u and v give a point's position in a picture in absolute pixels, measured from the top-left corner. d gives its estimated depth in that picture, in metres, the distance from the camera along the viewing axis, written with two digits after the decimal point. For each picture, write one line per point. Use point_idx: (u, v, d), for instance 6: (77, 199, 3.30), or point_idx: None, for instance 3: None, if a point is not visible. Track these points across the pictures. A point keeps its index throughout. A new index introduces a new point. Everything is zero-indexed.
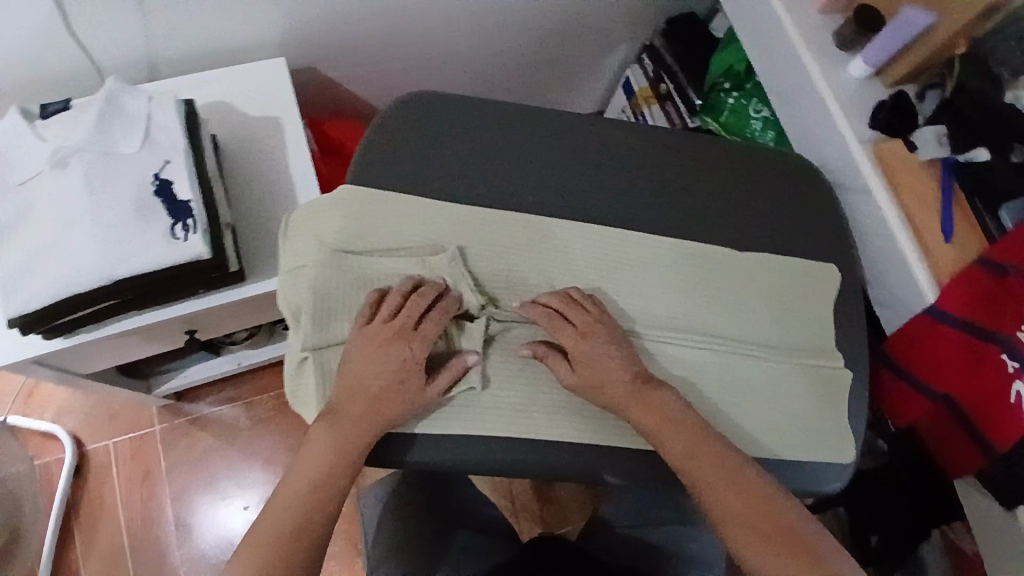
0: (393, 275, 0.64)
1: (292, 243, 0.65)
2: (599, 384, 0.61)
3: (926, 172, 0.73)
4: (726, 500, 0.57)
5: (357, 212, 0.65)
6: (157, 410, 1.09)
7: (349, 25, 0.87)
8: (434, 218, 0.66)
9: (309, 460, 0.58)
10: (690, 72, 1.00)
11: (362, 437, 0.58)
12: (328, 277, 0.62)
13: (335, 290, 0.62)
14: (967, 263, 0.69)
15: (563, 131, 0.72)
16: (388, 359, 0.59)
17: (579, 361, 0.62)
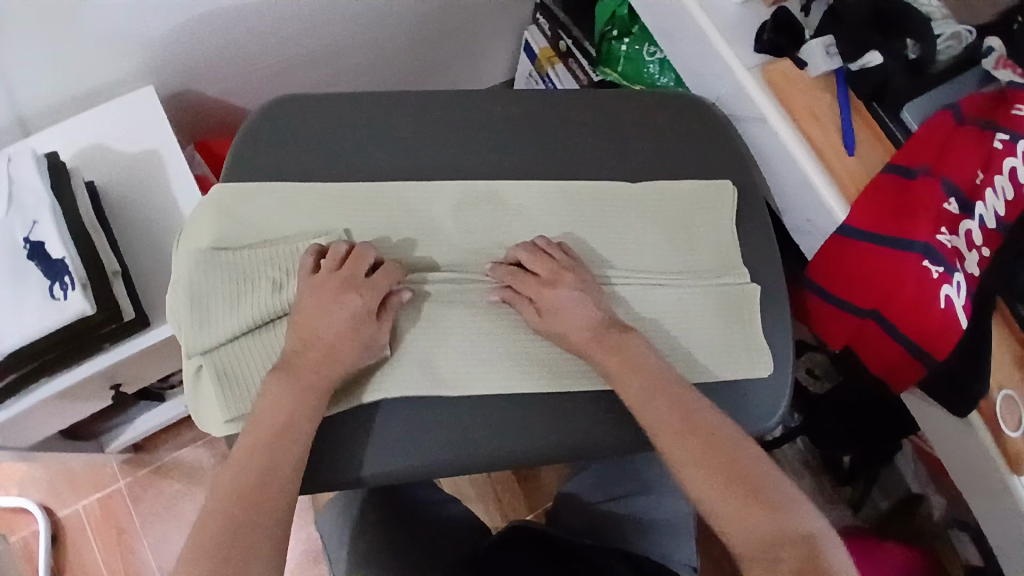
0: (282, 260, 0.62)
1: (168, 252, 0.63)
2: (568, 327, 0.61)
3: (820, 89, 0.70)
4: (658, 428, 0.55)
5: (227, 212, 0.63)
6: (119, 466, 1.07)
7: (214, 38, 0.83)
8: (313, 208, 0.64)
9: (266, 424, 0.54)
10: (583, 25, 0.97)
11: (318, 392, 0.56)
12: (197, 274, 0.60)
13: (208, 288, 0.60)
14: (873, 175, 0.68)
15: (439, 121, 0.69)
16: (340, 307, 0.58)
17: (548, 302, 0.61)
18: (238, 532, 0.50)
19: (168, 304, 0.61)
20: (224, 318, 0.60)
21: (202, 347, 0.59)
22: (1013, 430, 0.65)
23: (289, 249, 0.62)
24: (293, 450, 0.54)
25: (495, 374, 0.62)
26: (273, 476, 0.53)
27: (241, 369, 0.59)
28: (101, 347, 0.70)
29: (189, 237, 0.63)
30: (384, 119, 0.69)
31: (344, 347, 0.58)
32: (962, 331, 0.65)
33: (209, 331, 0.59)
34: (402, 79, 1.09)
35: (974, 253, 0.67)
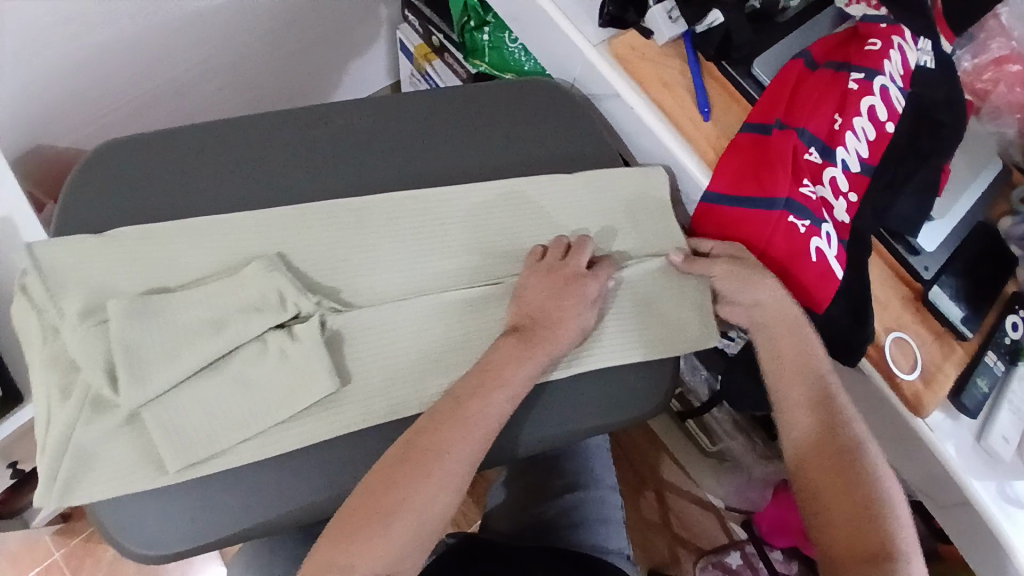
0: (219, 297, 0.56)
1: (73, 299, 0.54)
2: (751, 288, 0.64)
3: (669, 55, 0.69)
4: (794, 414, 0.63)
5: (92, 250, 0.56)
6: (51, 539, 1.03)
7: (58, 87, 0.79)
8: (165, 238, 0.58)
9: (489, 376, 0.57)
10: (447, 18, 0.94)
11: (530, 360, 0.58)
12: (124, 317, 0.53)
13: (139, 332, 0.53)
14: (731, 136, 0.67)
15: (279, 146, 0.67)
16: (566, 293, 0.61)
17: (728, 270, 0.65)
18: (438, 446, 0.53)
19: (89, 356, 0.52)
20: (162, 364, 0.53)
21: (140, 398, 0.52)
22: (908, 374, 0.65)
23: (223, 285, 0.56)
24: (467, 434, 0.54)
25: (618, 339, 0.66)
26: (486, 415, 0.55)
27: (190, 418, 0.53)
28: None
29: (75, 279, 0.55)
30: (222, 152, 0.66)
31: (563, 319, 0.61)
32: (841, 281, 0.65)
33: (147, 379, 0.52)
34: (275, 92, 1.05)
35: (841, 200, 0.65)
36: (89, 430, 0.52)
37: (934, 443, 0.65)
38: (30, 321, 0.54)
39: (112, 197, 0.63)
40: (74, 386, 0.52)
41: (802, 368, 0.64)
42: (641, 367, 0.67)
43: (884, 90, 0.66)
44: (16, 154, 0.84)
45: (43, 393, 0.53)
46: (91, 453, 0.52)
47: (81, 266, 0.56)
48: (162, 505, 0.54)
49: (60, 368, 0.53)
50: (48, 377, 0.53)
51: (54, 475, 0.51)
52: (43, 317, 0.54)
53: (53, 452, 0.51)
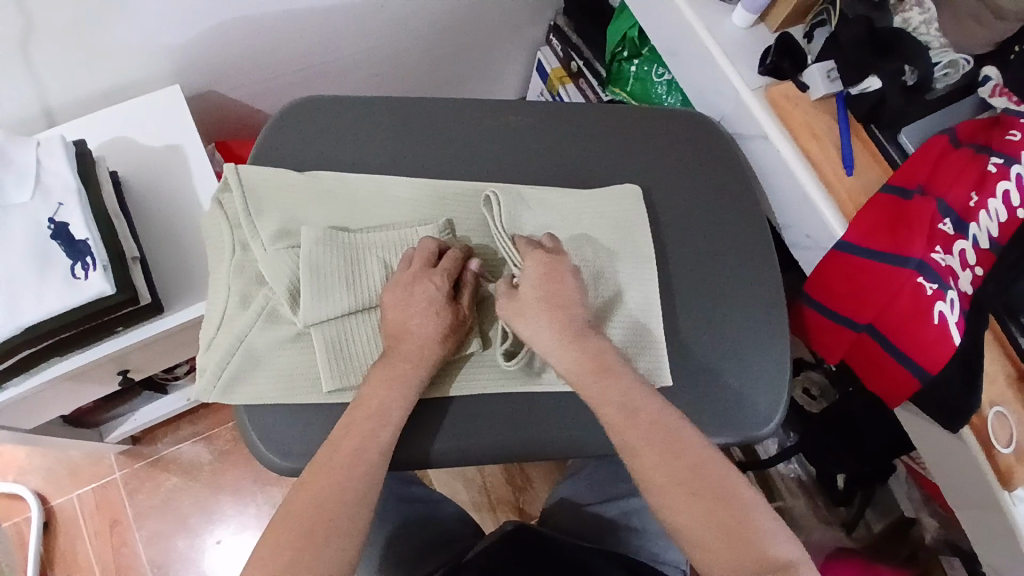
0: (396, 248, 0.64)
1: (270, 223, 0.63)
2: (541, 338, 0.60)
3: (821, 111, 0.74)
4: (671, 510, 0.54)
5: (296, 189, 0.66)
6: (116, 458, 1.08)
7: (244, 41, 0.87)
8: (362, 195, 0.67)
9: (400, 380, 0.59)
10: (594, 47, 1.01)
11: (410, 380, 0.59)
12: (313, 246, 0.62)
13: (322, 261, 0.61)
14: (871, 194, 0.71)
15: (451, 126, 0.73)
16: (412, 303, 0.60)
17: (538, 316, 0.60)
18: (366, 442, 0.56)
19: (276, 273, 0.61)
20: (338, 293, 0.61)
21: (313, 316, 0.60)
22: (1004, 447, 0.66)
23: (401, 237, 0.65)
24: (382, 432, 0.56)
25: (733, 362, 0.70)
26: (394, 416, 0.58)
27: (353, 346, 0.61)
28: (113, 331, 0.73)
29: (280, 207, 0.65)
30: (400, 121, 0.72)
31: (427, 343, 0.60)
32: (956, 346, 0.66)
33: (325, 302, 0.60)
34: (413, 87, 1.12)
35: (967, 272, 0.68)
36: (258, 337, 0.61)
37: (1016, 519, 0.66)
38: (225, 232, 0.64)
39: (305, 144, 0.70)
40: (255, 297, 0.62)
41: (675, 451, 0.55)
42: (753, 396, 0.69)
43: (1020, 177, 0.67)
44: (189, 95, 0.92)
45: (226, 298, 0.62)
46: (257, 358, 0.61)
47: (281, 199, 0.65)
48: (303, 420, 0.61)
49: (248, 278, 0.63)
50: (237, 285, 0.63)
51: (222, 370, 0.60)
52: (237, 234, 0.64)
53: (228, 348, 0.60)
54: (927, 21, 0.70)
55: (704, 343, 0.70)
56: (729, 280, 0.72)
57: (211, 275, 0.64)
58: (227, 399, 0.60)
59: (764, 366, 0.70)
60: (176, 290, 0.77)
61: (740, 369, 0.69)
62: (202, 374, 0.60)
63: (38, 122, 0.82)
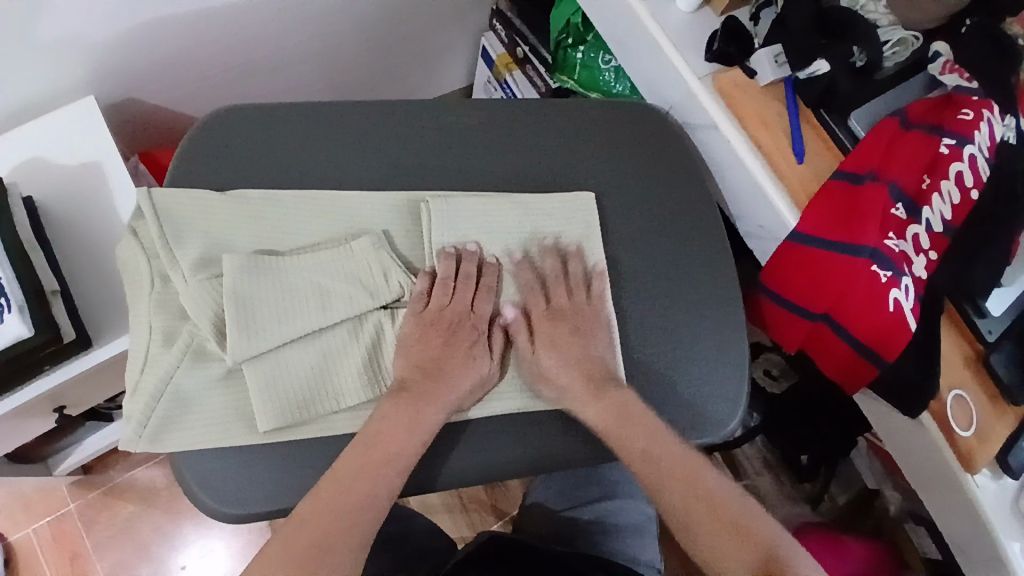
0: (323, 267, 0.61)
1: (190, 252, 0.60)
2: (541, 366, 0.63)
3: (769, 97, 0.71)
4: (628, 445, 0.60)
5: (212, 211, 0.62)
6: (68, 489, 1.03)
7: (162, 46, 0.81)
8: (288, 208, 0.63)
9: (383, 440, 0.57)
10: (539, 32, 0.96)
11: (428, 418, 0.59)
12: (237, 276, 0.59)
13: (246, 289, 0.59)
14: (823, 181, 0.69)
15: (387, 130, 0.68)
16: (448, 351, 0.61)
17: (543, 346, 0.64)
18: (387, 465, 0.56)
19: (197, 307, 0.58)
20: (270, 327, 0.58)
21: (242, 352, 0.57)
22: (963, 429, 0.66)
23: (331, 254, 0.62)
24: (385, 480, 0.56)
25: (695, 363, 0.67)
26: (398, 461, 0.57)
27: (291, 379, 0.59)
28: (42, 370, 0.68)
29: (198, 233, 0.61)
30: (330, 129, 0.67)
31: (454, 379, 0.61)
32: (913, 333, 0.65)
33: (254, 336, 0.58)
34: (352, 81, 1.06)
35: (922, 257, 0.66)
36: (184, 378, 0.58)
37: (977, 498, 0.67)
38: (141, 264, 0.60)
39: (230, 160, 0.65)
40: (179, 334, 0.59)
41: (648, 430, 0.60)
42: (712, 396, 0.67)
43: (973, 157, 0.66)
44: (106, 106, 0.85)
45: (147, 339, 0.59)
46: (186, 399, 0.58)
47: (198, 224, 0.61)
48: (246, 459, 0.59)
49: (170, 314, 0.59)
50: (159, 321, 0.59)
51: (149, 416, 0.57)
52: (155, 264, 0.60)
53: (153, 392, 0.57)
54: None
55: (665, 347, 0.67)
56: (688, 276, 0.69)
57: (130, 312, 0.60)
58: (155, 446, 0.58)
59: (722, 365, 0.68)
60: (103, 322, 0.72)
61: (701, 370, 0.67)
62: (129, 422, 0.58)
63: None
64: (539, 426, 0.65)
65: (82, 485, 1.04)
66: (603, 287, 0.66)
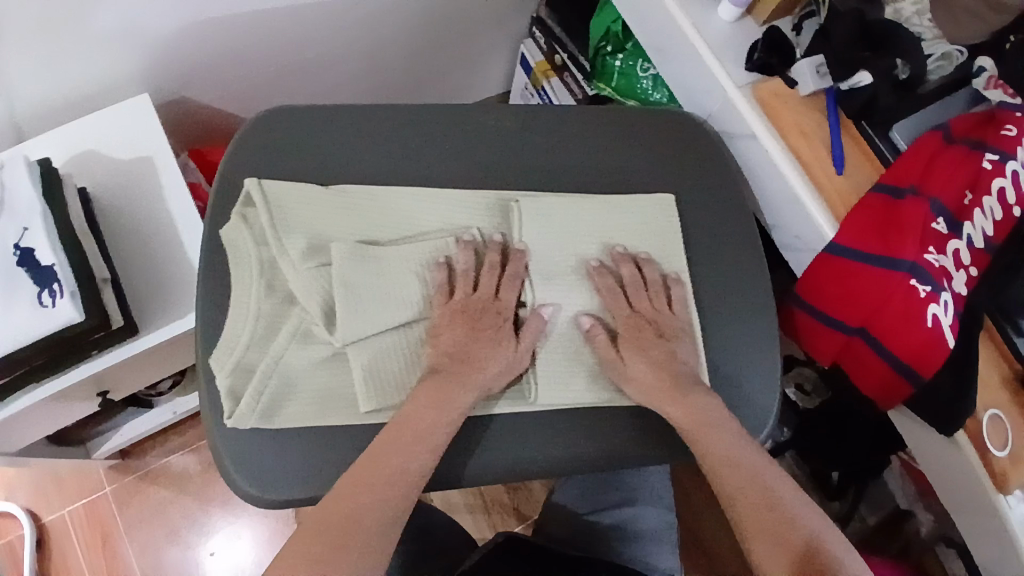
0: (429, 259, 0.64)
1: (298, 241, 0.62)
2: (628, 369, 0.63)
3: (809, 108, 0.71)
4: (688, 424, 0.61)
5: (309, 202, 0.64)
6: (104, 473, 1.07)
7: (214, 46, 0.84)
8: (380, 201, 0.65)
9: (413, 424, 0.58)
10: (578, 40, 0.97)
11: (457, 403, 0.59)
12: (347, 262, 0.61)
13: (354, 276, 0.61)
14: (861, 194, 0.69)
15: (429, 133, 0.70)
16: (477, 340, 0.62)
17: (630, 350, 0.64)
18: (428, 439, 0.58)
19: (309, 292, 0.61)
20: (379, 313, 0.61)
21: (353, 335, 0.60)
22: (998, 450, 0.65)
23: (432, 247, 0.64)
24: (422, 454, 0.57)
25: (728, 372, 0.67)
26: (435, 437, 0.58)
27: (391, 364, 0.62)
28: (88, 355, 0.71)
29: (304, 221, 0.63)
30: (374, 130, 0.69)
31: (483, 366, 0.61)
32: (949, 350, 0.64)
33: (365, 321, 0.61)
34: (392, 84, 1.08)
35: (961, 273, 0.66)
36: (294, 358, 0.61)
37: (1010, 522, 0.65)
38: (250, 248, 0.63)
39: (278, 158, 0.67)
40: (288, 317, 0.61)
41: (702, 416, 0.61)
42: (743, 406, 0.67)
43: (1016, 173, 0.65)
44: (157, 103, 0.89)
45: (251, 321, 0.61)
46: (293, 379, 0.61)
47: (303, 212, 0.64)
48: (285, 449, 0.61)
49: (277, 298, 0.62)
50: (267, 305, 0.61)
51: (260, 394, 0.60)
52: (263, 251, 0.63)
53: (266, 372, 0.60)
54: (919, 12, 0.71)
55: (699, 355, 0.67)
56: (723, 285, 0.69)
57: (235, 296, 0.62)
58: (265, 423, 0.60)
59: (753, 375, 0.67)
60: (150, 310, 0.74)
61: (729, 377, 0.67)
62: (238, 400, 0.60)
63: (3, 139, 0.79)
64: (570, 429, 0.64)
65: (117, 469, 1.07)
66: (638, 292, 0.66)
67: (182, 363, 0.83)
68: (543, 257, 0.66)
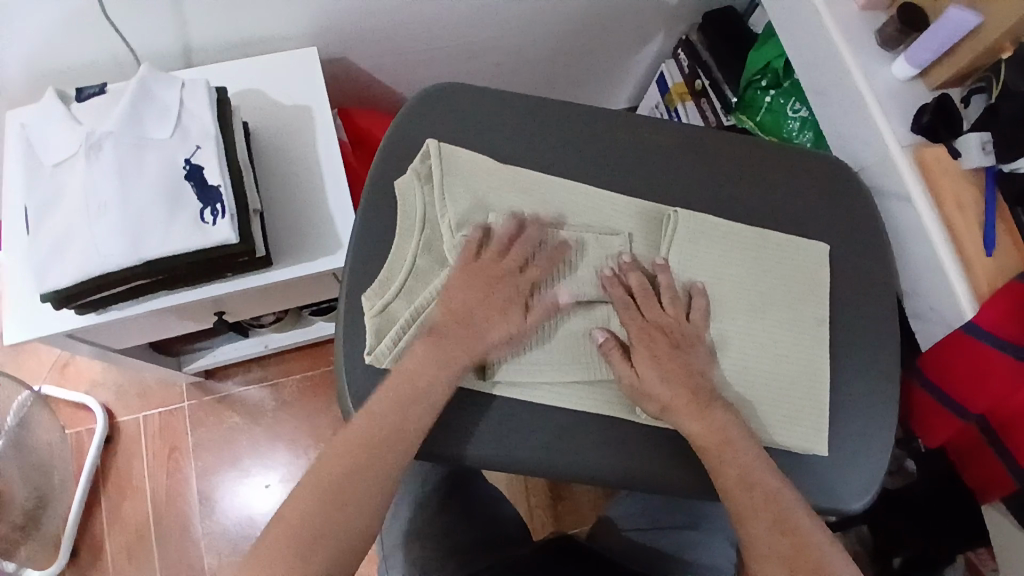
0: (577, 249, 0.65)
1: (462, 208, 0.64)
2: (644, 384, 0.60)
3: (968, 182, 0.70)
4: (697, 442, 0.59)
5: (483, 174, 0.66)
6: (185, 388, 1.12)
7: (381, 13, 0.87)
8: (541, 188, 0.67)
9: (413, 381, 0.58)
10: (726, 70, 0.98)
11: (451, 361, 0.59)
12: (500, 237, 0.64)
13: (507, 251, 0.64)
14: (1007, 278, 0.66)
15: (587, 130, 0.70)
16: (491, 299, 0.61)
17: (642, 362, 0.61)
18: (413, 396, 0.57)
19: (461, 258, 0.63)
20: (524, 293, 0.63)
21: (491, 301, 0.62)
22: None
23: (586, 241, 0.65)
24: (419, 416, 0.57)
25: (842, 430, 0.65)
26: (426, 398, 0.58)
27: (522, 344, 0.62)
28: (223, 277, 0.75)
29: (474, 190, 0.66)
30: (537, 118, 0.70)
31: (485, 339, 0.60)
32: None
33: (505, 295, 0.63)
34: (528, 79, 1.10)
35: None
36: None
37: None
38: (416, 205, 0.65)
39: (441, 127, 0.69)
40: (437, 277, 0.63)
41: (737, 446, 0.58)
42: (850, 469, 0.63)
43: None
44: None
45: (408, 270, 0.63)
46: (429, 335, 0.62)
47: (473, 184, 0.66)
48: None
49: (433, 258, 0.64)
50: (422, 262, 0.64)
51: (397, 341, 0.61)
52: (428, 211, 0.65)
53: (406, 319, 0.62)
54: None
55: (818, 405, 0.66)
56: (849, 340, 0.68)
57: (394, 245, 0.65)
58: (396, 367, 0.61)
59: (867, 435, 0.64)
60: (285, 247, 0.78)
61: (846, 436, 0.64)
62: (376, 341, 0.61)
63: (181, 61, 0.85)
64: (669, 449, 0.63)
65: (197, 387, 1.12)
66: (766, 329, 0.65)
67: (294, 302, 0.87)
68: (681, 274, 0.66)
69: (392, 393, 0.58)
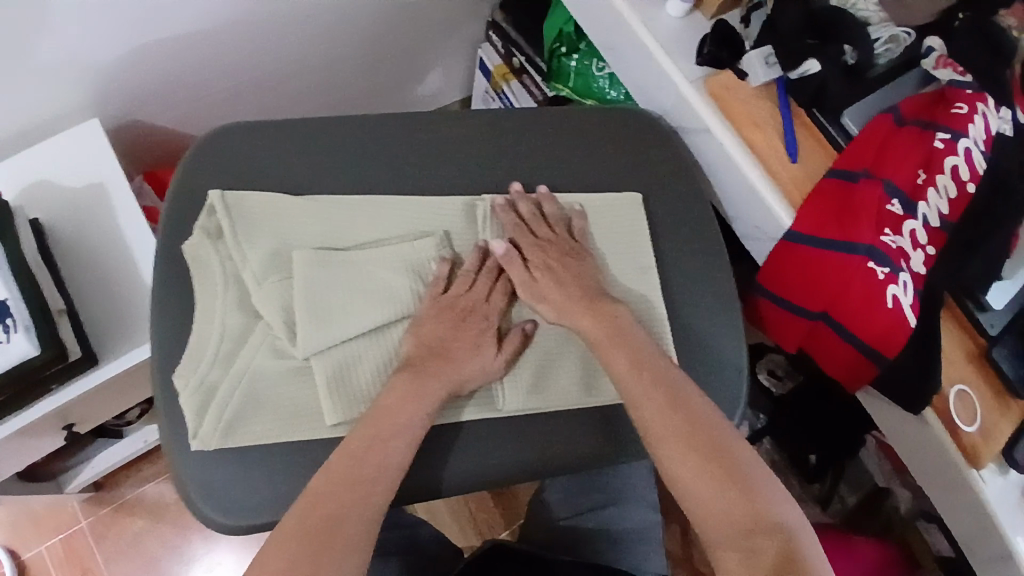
0: (388, 258, 0.63)
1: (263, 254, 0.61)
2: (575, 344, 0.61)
3: (760, 99, 0.72)
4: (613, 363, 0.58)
5: (275, 213, 0.63)
6: (79, 506, 1.04)
7: (162, 68, 0.82)
8: (340, 210, 0.64)
9: (362, 455, 0.54)
10: (533, 42, 0.97)
11: (434, 398, 0.58)
12: (309, 271, 0.61)
13: (318, 284, 0.61)
14: (816, 181, 0.69)
15: (380, 138, 0.67)
16: (462, 329, 0.61)
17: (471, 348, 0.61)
18: (339, 478, 0.52)
19: (272, 308, 0.60)
20: (343, 321, 0.60)
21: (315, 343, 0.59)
22: (968, 426, 0.65)
23: (402, 249, 0.63)
24: (377, 487, 0.53)
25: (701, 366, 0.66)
26: (379, 475, 0.53)
27: (356, 372, 0.60)
28: (47, 390, 0.69)
29: (270, 233, 0.63)
30: (324, 140, 0.67)
31: (457, 362, 0.60)
32: (912, 330, 0.65)
33: (324, 328, 0.60)
34: (350, 95, 1.07)
35: (919, 252, 0.66)
36: (264, 368, 0.59)
37: (983, 495, 0.65)
38: (213, 264, 0.62)
39: (227, 174, 0.65)
40: (254, 333, 0.60)
41: (651, 364, 0.58)
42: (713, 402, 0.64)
43: (968, 151, 0.66)
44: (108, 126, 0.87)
45: (221, 334, 0.60)
46: (257, 395, 0.59)
47: (267, 226, 0.63)
48: (250, 479, 0.58)
49: (246, 313, 0.61)
50: (233, 321, 0.60)
51: (222, 412, 0.58)
52: (228, 267, 0.62)
53: (230, 385, 0.59)
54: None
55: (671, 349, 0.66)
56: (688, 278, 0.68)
57: (201, 312, 0.61)
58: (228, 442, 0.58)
59: (722, 366, 0.65)
60: (108, 339, 0.73)
61: (698, 375, 0.65)
62: (202, 419, 0.58)
63: None
64: (535, 434, 0.63)
65: (92, 500, 1.05)
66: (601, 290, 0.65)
67: (147, 391, 0.81)
68: None
69: (322, 489, 0.52)
